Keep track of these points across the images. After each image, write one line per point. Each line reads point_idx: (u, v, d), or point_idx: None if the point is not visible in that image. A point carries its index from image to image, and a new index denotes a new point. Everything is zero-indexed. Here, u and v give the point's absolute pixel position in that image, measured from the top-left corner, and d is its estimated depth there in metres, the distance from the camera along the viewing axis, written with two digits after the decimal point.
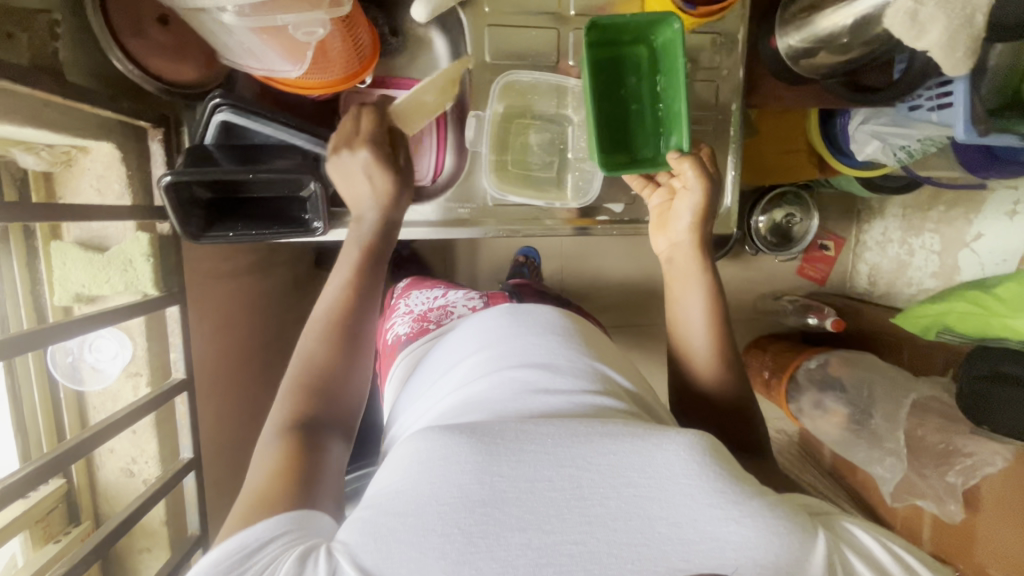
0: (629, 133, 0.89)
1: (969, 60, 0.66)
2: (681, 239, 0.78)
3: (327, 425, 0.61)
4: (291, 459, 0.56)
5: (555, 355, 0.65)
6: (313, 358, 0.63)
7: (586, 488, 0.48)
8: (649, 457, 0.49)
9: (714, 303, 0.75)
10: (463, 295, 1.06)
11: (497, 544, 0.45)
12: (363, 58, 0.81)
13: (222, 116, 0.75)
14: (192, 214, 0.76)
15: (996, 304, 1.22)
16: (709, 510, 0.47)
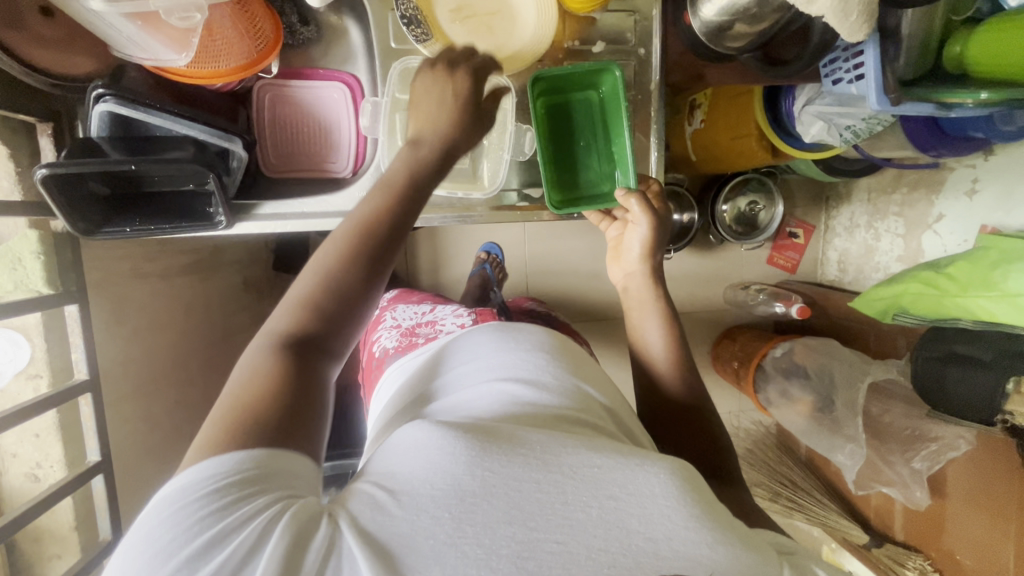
0: (580, 172, 0.95)
1: (865, 24, 0.64)
2: (633, 269, 0.83)
3: (320, 347, 0.56)
4: (279, 384, 0.51)
5: (542, 369, 0.65)
6: (338, 269, 0.58)
7: (570, 492, 0.47)
8: (632, 474, 0.49)
9: (671, 329, 0.78)
10: (451, 311, 1.05)
11: (480, 533, 0.44)
12: (262, 47, 0.81)
13: (105, 107, 0.71)
14: (81, 210, 0.73)
15: (949, 284, 1.19)
16: (685, 533, 0.47)
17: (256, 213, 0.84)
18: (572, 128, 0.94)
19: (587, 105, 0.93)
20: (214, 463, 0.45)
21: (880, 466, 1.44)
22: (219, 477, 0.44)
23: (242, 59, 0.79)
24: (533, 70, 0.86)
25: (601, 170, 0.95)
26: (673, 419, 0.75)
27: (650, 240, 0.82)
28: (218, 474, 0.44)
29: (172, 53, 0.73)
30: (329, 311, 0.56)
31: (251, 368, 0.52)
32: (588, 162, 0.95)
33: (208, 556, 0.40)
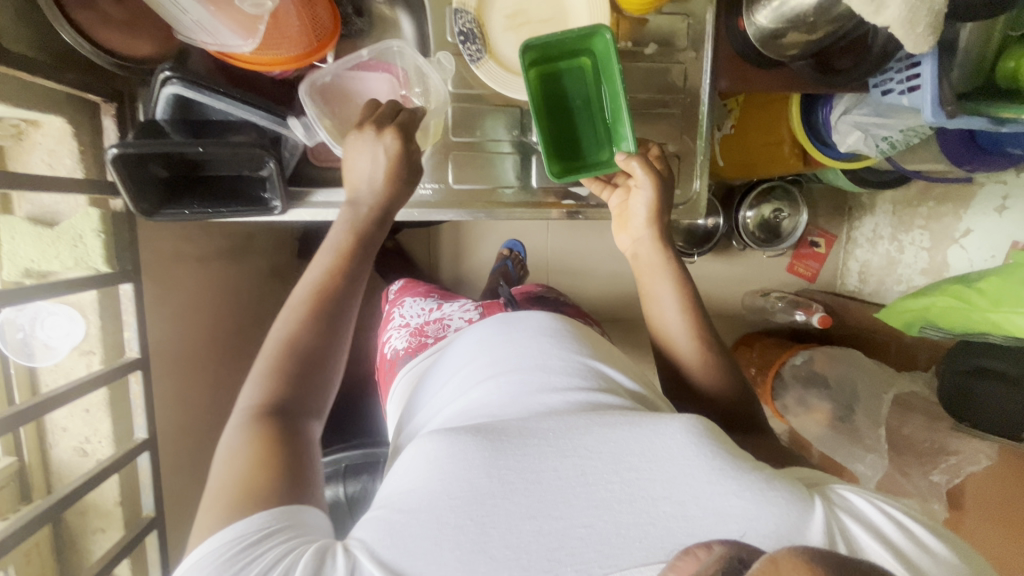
0: (580, 140, 0.86)
1: (930, 36, 0.65)
2: (641, 234, 0.80)
3: (297, 410, 0.60)
4: (270, 449, 0.54)
5: (550, 354, 0.66)
6: (295, 341, 0.62)
7: (590, 475, 0.50)
8: (647, 441, 0.52)
9: (684, 292, 0.76)
10: (458, 307, 1.06)
11: (506, 534, 0.47)
12: (321, 36, 0.80)
13: (172, 90, 0.72)
14: (144, 190, 0.74)
15: (980, 299, 1.18)
16: (710, 486, 0.49)
17: (309, 200, 0.84)
18: (567, 95, 0.85)
19: (577, 71, 0.84)
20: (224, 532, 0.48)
21: (898, 479, 1.42)
22: (230, 543, 0.47)
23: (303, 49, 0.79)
24: (525, 40, 0.78)
25: (599, 137, 0.86)
26: (699, 397, 0.74)
27: (655, 202, 0.78)
28: (227, 543, 0.47)
29: (238, 39, 0.73)
30: (295, 378, 0.61)
31: (232, 445, 0.55)
32: (586, 129, 0.86)
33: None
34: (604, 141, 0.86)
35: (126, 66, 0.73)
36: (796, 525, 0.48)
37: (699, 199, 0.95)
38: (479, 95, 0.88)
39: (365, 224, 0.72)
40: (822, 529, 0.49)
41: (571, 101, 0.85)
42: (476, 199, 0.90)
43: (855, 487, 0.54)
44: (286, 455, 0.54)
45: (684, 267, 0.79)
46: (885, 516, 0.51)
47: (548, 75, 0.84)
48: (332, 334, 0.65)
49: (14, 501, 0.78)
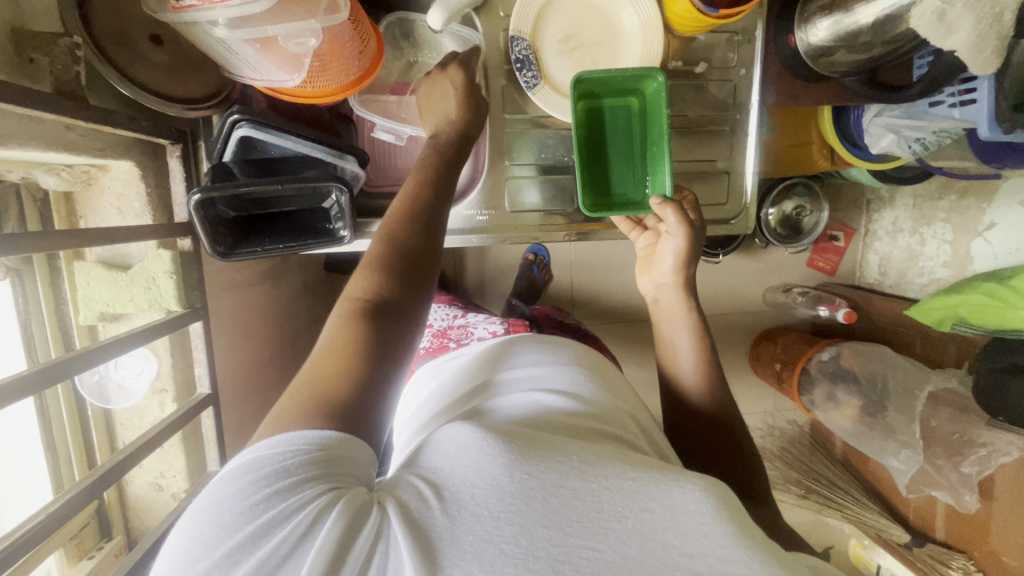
0: (612, 176, 0.86)
1: (998, 58, 0.65)
2: (665, 279, 0.81)
3: (390, 307, 0.62)
4: (363, 346, 0.58)
5: (581, 384, 0.71)
6: (394, 237, 0.66)
7: (605, 501, 0.48)
8: (668, 488, 0.49)
9: (702, 345, 0.77)
10: (484, 318, 1.09)
11: (516, 528, 0.46)
12: (369, 61, 0.78)
13: (241, 132, 0.74)
14: (219, 231, 0.76)
15: (1014, 296, 1.22)
16: (723, 549, 0.46)
17: (372, 230, 0.87)
18: (606, 134, 0.85)
19: (623, 110, 0.84)
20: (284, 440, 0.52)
21: (930, 472, 1.47)
22: (287, 454, 0.50)
23: (349, 75, 0.76)
24: (576, 74, 0.77)
25: (635, 175, 0.86)
26: (694, 422, 0.76)
27: (685, 251, 0.78)
28: (284, 452, 0.51)
29: (284, 74, 0.68)
30: (403, 277, 0.64)
31: (334, 323, 0.60)
32: (623, 166, 0.86)
33: (267, 528, 0.46)
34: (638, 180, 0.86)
35: (192, 110, 0.71)
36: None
37: (748, 213, 0.96)
38: (534, 119, 0.88)
39: (450, 147, 0.76)
40: None
41: (610, 140, 0.85)
42: (529, 222, 0.91)
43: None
44: (371, 363, 0.58)
45: (704, 316, 0.79)
46: None
47: (590, 112, 0.84)
48: (431, 255, 0.68)
49: (95, 539, 0.83)
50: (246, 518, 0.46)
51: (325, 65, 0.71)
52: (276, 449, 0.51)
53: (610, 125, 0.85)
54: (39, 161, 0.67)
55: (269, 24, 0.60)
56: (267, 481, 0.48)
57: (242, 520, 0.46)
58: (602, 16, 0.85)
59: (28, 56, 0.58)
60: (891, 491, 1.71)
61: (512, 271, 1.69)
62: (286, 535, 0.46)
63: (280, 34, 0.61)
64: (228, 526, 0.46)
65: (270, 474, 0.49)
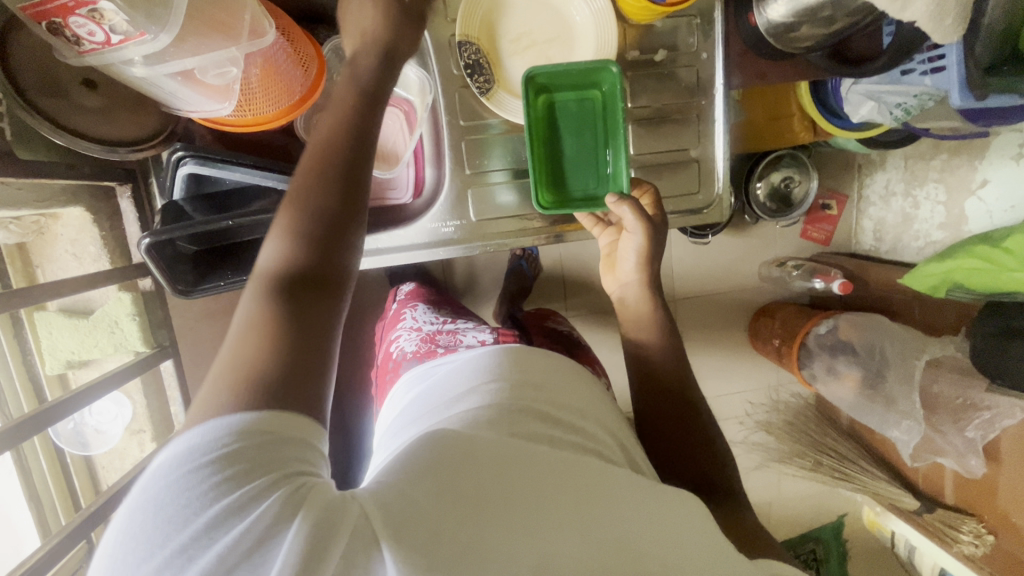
0: (568, 175, 0.84)
1: (960, 27, 0.62)
2: (629, 280, 0.79)
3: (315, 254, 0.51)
4: (293, 330, 0.47)
5: (553, 399, 0.69)
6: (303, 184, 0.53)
7: (587, 516, 0.48)
8: (643, 508, 0.52)
9: (667, 346, 0.78)
10: (473, 326, 1.02)
11: (504, 535, 0.44)
12: (309, 82, 0.77)
13: (187, 169, 0.72)
14: (178, 270, 0.75)
15: (1007, 258, 1.19)
16: (698, 564, 0.49)
17: None
18: (560, 133, 0.83)
19: (583, 106, 0.83)
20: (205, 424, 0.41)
21: (933, 438, 1.45)
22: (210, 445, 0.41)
23: (292, 96, 0.75)
24: (528, 70, 0.77)
25: (594, 169, 0.85)
26: (661, 431, 0.76)
27: (645, 249, 0.76)
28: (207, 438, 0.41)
29: (216, 104, 0.67)
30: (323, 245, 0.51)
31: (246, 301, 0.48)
32: (581, 161, 0.84)
33: (221, 529, 0.38)
34: (595, 179, 0.84)
35: (138, 151, 0.70)
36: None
37: (724, 200, 0.94)
38: (494, 124, 0.86)
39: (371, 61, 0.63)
40: None
41: (567, 135, 0.83)
42: (494, 230, 0.89)
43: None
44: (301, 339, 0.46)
45: (669, 315, 0.79)
46: None
47: (545, 111, 0.83)
48: (351, 208, 0.54)
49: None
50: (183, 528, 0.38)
51: (260, 89, 0.70)
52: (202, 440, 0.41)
53: (567, 119, 0.83)
54: None
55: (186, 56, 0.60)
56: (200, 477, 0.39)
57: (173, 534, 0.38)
58: (552, 12, 0.82)
59: None
60: (899, 460, 1.69)
61: (499, 269, 1.67)
62: (234, 541, 0.38)
63: (198, 66, 0.61)
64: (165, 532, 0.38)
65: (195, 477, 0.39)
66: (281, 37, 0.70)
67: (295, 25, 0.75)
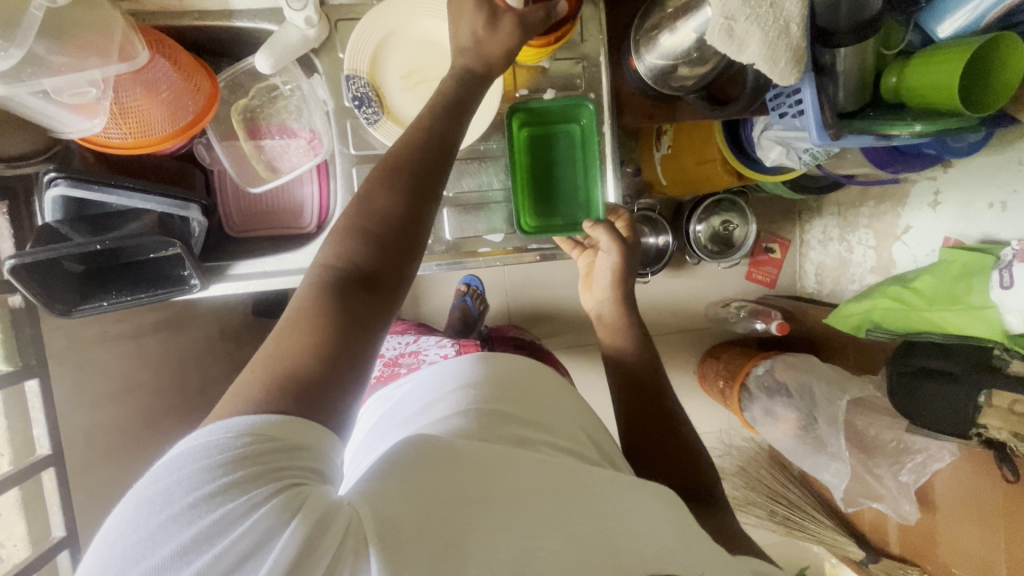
0: (548, 198, 0.93)
1: (794, 69, 0.67)
2: (604, 297, 0.93)
3: (372, 287, 0.57)
4: (325, 320, 0.52)
5: (525, 400, 0.75)
6: (375, 206, 0.59)
7: (568, 513, 0.52)
8: (623, 503, 0.57)
9: (649, 364, 0.90)
10: (434, 341, 1.21)
11: (484, 532, 0.48)
12: (200, 106, 0.80)
13: (57, 190, 0.71)
14: (58, 291, 0.75)
15: (917, 299, 1.21)
16: (677, 556, 0.53)
17: (230, 274, 0.85)
18: (546, 156, 0.93)
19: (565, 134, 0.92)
20: (217, 429, 0.44)
21: (869, 481, 1.43)
22: (220, 450, 0.43)
23: (181, 120, 0.78)
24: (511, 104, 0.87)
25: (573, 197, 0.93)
26: (655, 426, 0.87)
27: (619, 268, 0.90)
28: (219, 449, 0.43)
29: (85, 121, 0.69)
30: (386, 248, 0.58)
31: (298, 298, 0.54)
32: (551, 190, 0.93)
33: (217, 534, 0.40)
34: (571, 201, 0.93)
35: (16, 166, 0.72)
36: None
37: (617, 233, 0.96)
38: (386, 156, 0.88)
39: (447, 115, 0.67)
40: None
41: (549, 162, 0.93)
42: None
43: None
44: (342, 347, 0.52)
45: (642, 329, 0.92)
46: None
47: (535, 138, 0.92)
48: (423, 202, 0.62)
49: None
50: (179, 530, 0.40)
51: (142, 109, 0.73)
52: (201, 451, 0.43)
53: (544, 153, 0.93)
54: None
55: (45, 76, 0.62)
56: (204, 476, 0.42)
57: (164, 540, 0.40)
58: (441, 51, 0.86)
59: None
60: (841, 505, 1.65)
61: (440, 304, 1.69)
62: (229, 545, 0.40)
63: (54, 87, 0.63)
64: (137, 552, 0.39)
65: (194, 481, 0.42)
66: (166, 63, 0.74)
67: (189, 56, 0.79)
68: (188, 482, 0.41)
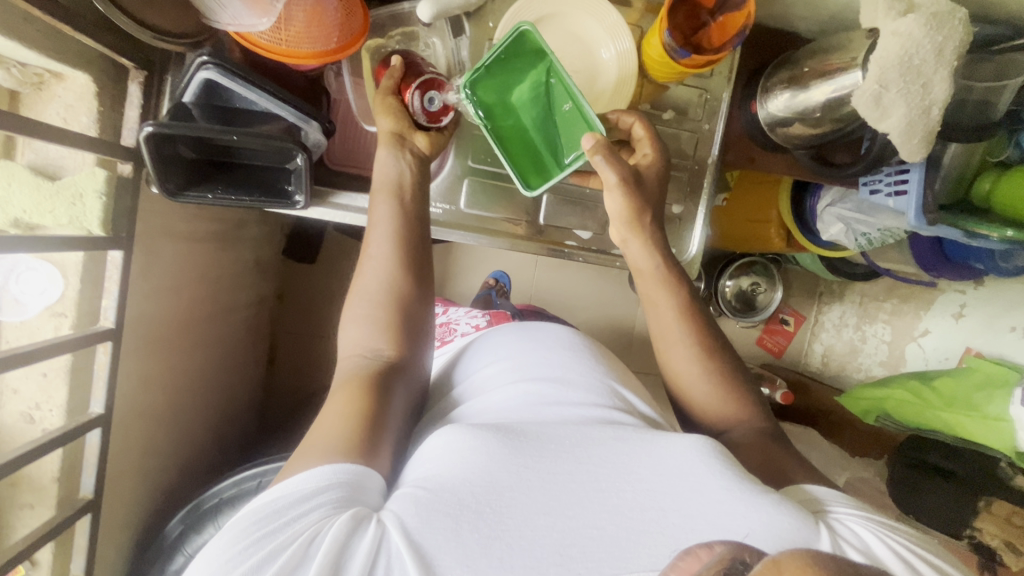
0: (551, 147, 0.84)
1: (924, 149, 0.72)
2: (624, 237, 0.83)
3: (388, 372, 0.73)
4: (359, 396, 0.68)
5: (561, 369, 0.75)
6: (374, 287, 0.76)
7: (604, 483, 0.59)
8: (659, 458, 0.61)
9: (687, 310, 0.81)
10: (465, 313, 1.26)
11: (526, 523, 0.55)
12: (351, 33, 0.79)
13: (205, 74, 0.72)
14: (171, 170, 0.75)
15: (936, 398, 1.25)
16: (718, 508, 0.58)
17: (331, 201, 0.86)
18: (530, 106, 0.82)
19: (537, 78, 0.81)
20: (281, 486, 0.56)
21: None
22: (283, 496, 0.54)
23: (329, 42, 0.77)
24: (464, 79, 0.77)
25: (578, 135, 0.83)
26: (692, 395, 0.80)
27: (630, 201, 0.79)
28: (282, 496, 0.54)
29: (253, 17, 0.70)
30: (398, 327, 0.75)
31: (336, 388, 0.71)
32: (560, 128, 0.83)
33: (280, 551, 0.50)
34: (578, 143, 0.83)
35: (164, 40, 0.72)
36: (801, 539, 0.56)
37: (694, 262, 1.00)
38: None
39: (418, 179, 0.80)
40: (829, 542, 0.57)
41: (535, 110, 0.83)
42: (483, 226, 0.91)
43: (861, 515, 0.62)
44: (377, 406, 0.67)
45: (682, 275, 0.84)
46: (881, 538, 0.58)
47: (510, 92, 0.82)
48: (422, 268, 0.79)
49: None
50: (250, 554, 0.50)
51: (303, 23, 0.74)
52: (268, 502, 0.54)
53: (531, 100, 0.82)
54: None
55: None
56: (273, 510, 0.53)
57: (238, 561, 0.50)
58: (586, 45, 0.87)
59: None
60: None
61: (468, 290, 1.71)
62: (294, 550, 0.50)
63: None
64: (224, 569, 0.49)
65: (262, 516, 0.52)
66: None
67: None
68: (258, 518, 0.52)
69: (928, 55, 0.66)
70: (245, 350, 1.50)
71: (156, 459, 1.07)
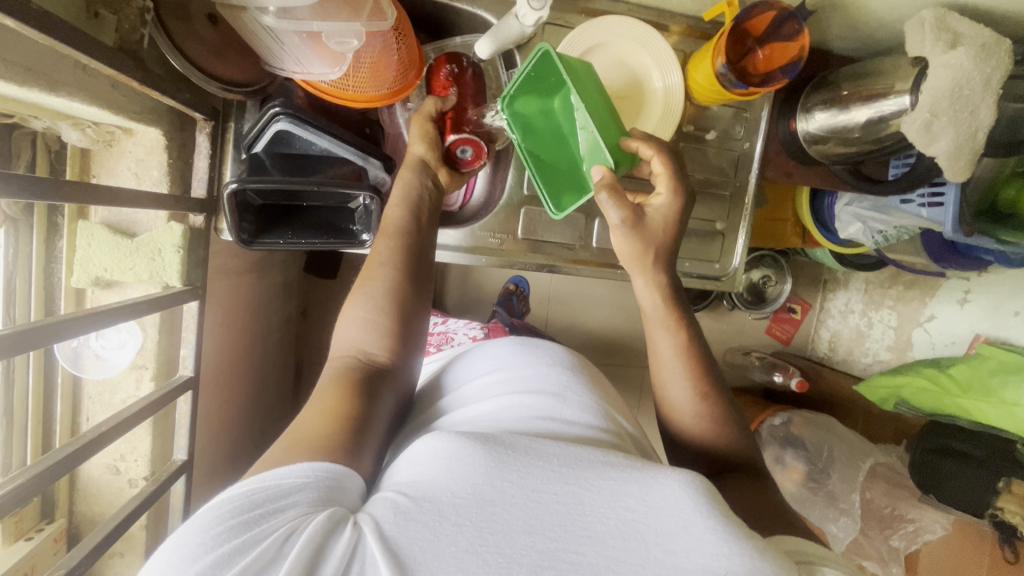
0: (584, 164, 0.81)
1: (969, 169, 0.76)
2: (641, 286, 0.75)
3: (382, 376, 0.67)
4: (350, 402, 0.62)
5: (564, 385, 0.68)
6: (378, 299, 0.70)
7: (587, 506, 0.48)
8: (648, 487, 0.49)
9: (690, 349, 0.73)
10: (463, 325, 1.29)
11: (503, 539, 0.45)
12: (408, 74, 0.79)
13: (279, 125, 0.72)
14: (246, 218, 0.76)
15: (952, 384, 1.32)
16: (703, 544, 0.46)
17: None
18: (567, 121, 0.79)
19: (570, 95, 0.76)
20: (265, 478, 0.50)
21: (861, 542, 1.47)
22: (265, 489, 0.48)
23: (388, 85, 0.78)
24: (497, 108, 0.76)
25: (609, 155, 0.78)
26: (688, 433, 0.72)
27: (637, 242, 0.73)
28: (259, 490, 0.48)
29: (325, 67, 0.70)
30: (393, 332, 0.70)
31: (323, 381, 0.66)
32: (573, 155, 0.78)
33: (241, 552, 0.43)
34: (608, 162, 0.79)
35: (230, 91, 0.73)
36: None
37: (738, 274, 1.05)
38: None
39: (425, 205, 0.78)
40: None
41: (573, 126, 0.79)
42: (539, 253, 0.95)
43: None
44: (364, 419, 0.61)
45: (691, 322, 0.76)
46: None
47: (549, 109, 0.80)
48: (421, 291, 0.74)
49: (35, 519, 0.76)
50: (222, 542, 0.43)
51: (368, 69, 0.74)
52: (245, 492, 0.48)
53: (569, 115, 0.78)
54: (69, 114, 0.63)
55: (315, 20, 0.63)
56: (254, 497, 0.47)
57: (205, 550, 0.43)
58: (632, 73, 0.90)
59: (95, 11, 0.63)
60: None
61: (488, 298, 1.72)
62: (266, 547, 0.43)
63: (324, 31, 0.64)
64: (186, 561, 0.42)
65: (235, 505, 0.46)
66: (396, 29, 0.75)
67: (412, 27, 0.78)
68: (231, 508, 0.46)
69: (977, 85, 0.70)
70: (279, 373, 1.49)
71: (210, 493, 1.07)
